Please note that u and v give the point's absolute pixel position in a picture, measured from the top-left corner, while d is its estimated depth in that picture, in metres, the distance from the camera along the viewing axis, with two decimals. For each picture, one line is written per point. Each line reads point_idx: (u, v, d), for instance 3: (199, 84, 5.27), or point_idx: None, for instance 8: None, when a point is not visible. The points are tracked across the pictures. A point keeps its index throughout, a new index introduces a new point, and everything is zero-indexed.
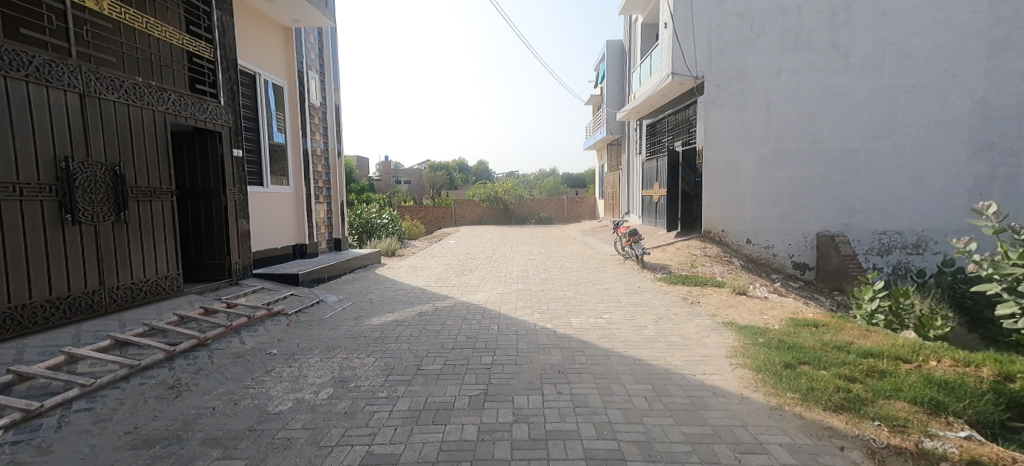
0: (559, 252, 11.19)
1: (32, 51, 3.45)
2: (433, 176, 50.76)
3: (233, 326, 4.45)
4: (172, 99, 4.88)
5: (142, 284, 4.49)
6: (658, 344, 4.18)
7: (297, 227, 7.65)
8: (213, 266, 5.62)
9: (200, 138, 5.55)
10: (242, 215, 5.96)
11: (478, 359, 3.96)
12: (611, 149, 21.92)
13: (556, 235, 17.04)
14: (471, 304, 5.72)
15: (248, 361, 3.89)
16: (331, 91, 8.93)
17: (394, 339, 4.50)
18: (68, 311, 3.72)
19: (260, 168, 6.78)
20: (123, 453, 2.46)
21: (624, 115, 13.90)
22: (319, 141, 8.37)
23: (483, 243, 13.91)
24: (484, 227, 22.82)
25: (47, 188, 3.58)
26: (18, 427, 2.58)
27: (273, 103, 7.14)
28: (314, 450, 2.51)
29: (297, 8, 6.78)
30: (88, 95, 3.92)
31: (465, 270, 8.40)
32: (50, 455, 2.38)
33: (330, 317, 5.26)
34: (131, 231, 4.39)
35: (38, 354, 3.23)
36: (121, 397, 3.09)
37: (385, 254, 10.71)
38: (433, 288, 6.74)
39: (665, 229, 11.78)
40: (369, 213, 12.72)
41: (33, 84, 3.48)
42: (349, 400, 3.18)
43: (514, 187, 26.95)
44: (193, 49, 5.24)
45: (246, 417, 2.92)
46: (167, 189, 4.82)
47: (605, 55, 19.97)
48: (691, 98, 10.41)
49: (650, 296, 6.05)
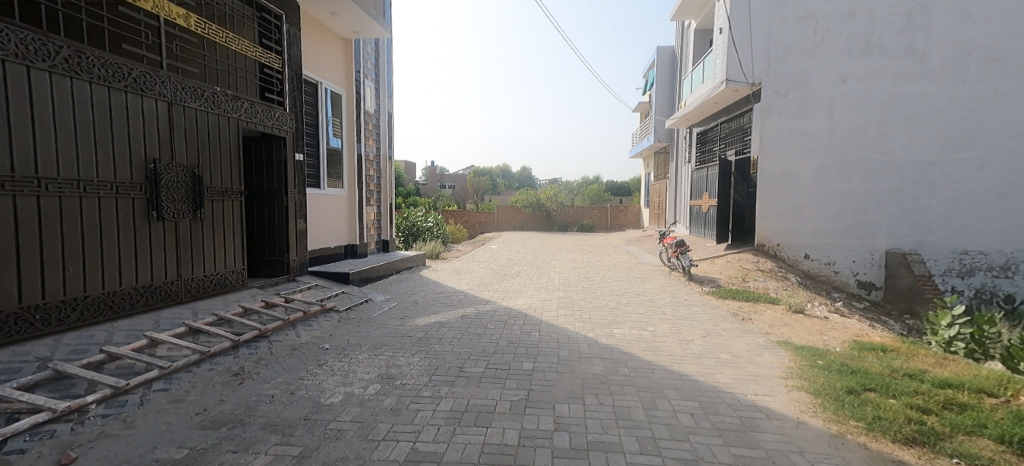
0: (601, 260, 11.04)
1: (131, 64, 3.87)
2: (477, 181, 51.90)
3: (291, 320, 4.71)
4: (245, 107, 5.26)
5: (213, 277, 4.87)
6: (705, 360, 4.03)
7: (349, 228, 8.00)
8: (274, 262, 6.00)
9: (267, 143, 5.93)
10: (301, 215, 6.31)
11: (520, 364, 4.00)
12: (657, 158, 21.40)
13: (599, 243, 16.77)
14: (512, 310, 5.75)
15: (303, 354, 4.11)
16: (385, 99, 9.33)
17: (438, 340, 4.61)
18: (151, 299, 4.10)
19: (318, 171, 7.15)
20: (194, 432, 2.73)
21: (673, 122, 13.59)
22: (372, 147, 8.74)
23: (524, 249, 13.94)
24: (526, 233, 22.93)
25: (139, 187, 3.97)
26: (108, 402, 2.91)
27: (331, 110, 7.50)
28: (362, 442, 2.64)
29: (359, 21, 7.14)
30: (175, 103, 4.32)
31: (507, 275, 8.47)
32: (133, 430, 2.69)
33: (377, 315, 5.46)
34: (205, 228, 4.77)
35: (125, 337, 3.59)
36: (193, 380, 3.37)
37: (429, 257, 11.02)
38: (475, 292, 6.84)
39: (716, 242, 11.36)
40: (414, 216, 13.09)
41: (132, 94, 3.89)
42: (395, 397, 3.31)
43: (557, 193, 26.89)
44: (264, 61, 5.61)
45: (302, 406, 3.12)
46: (237, 190, 5.20)
47: (655, 62, 19.62)
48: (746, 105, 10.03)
49: (698, 309, 5.83)
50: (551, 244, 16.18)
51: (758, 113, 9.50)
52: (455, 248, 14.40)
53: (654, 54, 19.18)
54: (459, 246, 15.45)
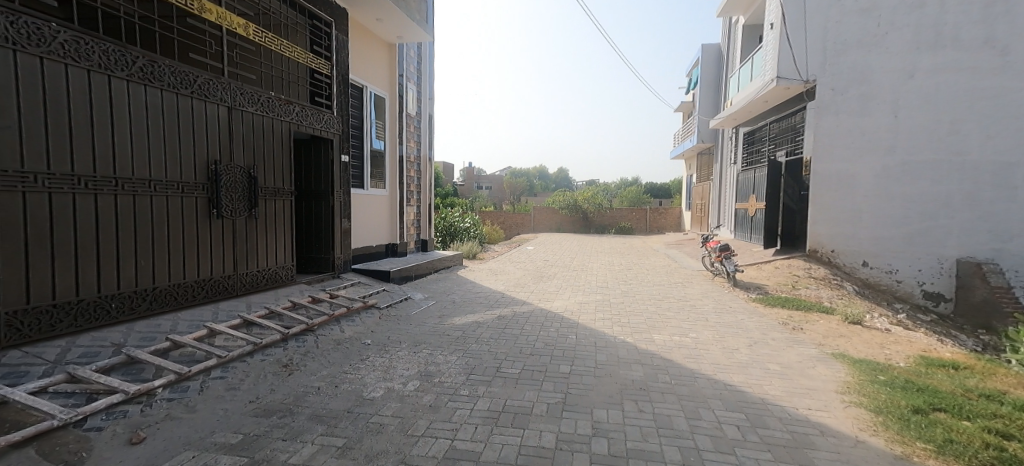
0: (640, 264, 10.82)
1: (196, 72, 4.16)
2: (513, 183, 52.33)
3: (335, 315, 4.89)
4: (297, 111, 5.51)
5: (265, 272, 5.14)
6: (752, 370, 3.85)
7: (390, 227, 8.22)
8: (320, 260, 6.26)
9: (316, 145, 6.19)
10: (346, 215, 6.54)
11: (556, 367, 3.96)
12: (701, 159, 20.73)
13: (637, 246, 16.44)
14: (548, 312, 5.72)
15: (347, 348, 4.25)
16: (426, 102, 9.54)
17: (475, 339, 4.65)
18: (210, 292, 4.40)
19: (362, 172, 7.39)
20: (248, 419, 2.88)
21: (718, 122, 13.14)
22: (413, 149, 8.96)
23: (560, 251, 13.86)
24: (562, 235, 22.83)
25: (202, 187, 4.27)
26: (172, 387, 3.12)
27: (375, 112, 7.74)
28: (403, 437, 2.70)
29: (404, 26, 7.35)
30: (234, 108, 4.60)
31: (543, 277, 8.44)
32: (194, 414, 2.88)
33: (416, 313, 5.58)
34: (259, 226, 5.04)
35: (187, 326, 3.86)
36: (247, 370, 3.56)
37: (466, 257, 11.16)
38: (512, 293, 6.86)
39: (763, 247, 10.88)
40: (452, 216, 13.30)
41: (196, 100, 4.19)
42: (434, 394, 3.37)
43: (594, 195, 26.63)
44: (315, 66, 5.86)
45: (346, 399, 3.23)
46: (288, 190, 5.46)
47: (699, 60, 19.04)
48: (800, 104, 9.58)
49: (743, 317, 5.59)
50: (587, 247, 16.01)
51: (812, 112, 9.04)
52: (491, 248, 14.52)
53: (699, 52, 18.62)
54: (495, 246, 15.57)
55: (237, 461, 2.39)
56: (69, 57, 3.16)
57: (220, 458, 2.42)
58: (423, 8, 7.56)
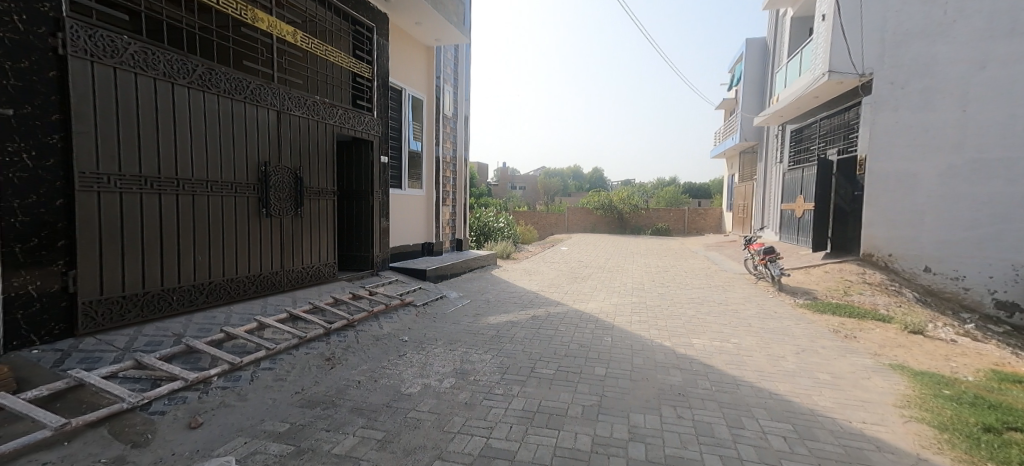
0: (677, 266, 10.53)
1: (249, 78, 4.40)
2: (546, 183, 52.22)
3: (374, 312, 5.03)
4: (340, 114, 5.72)
5: (309, 269, 5.37)
6: (800, 379, 3.67)
7: (426, 227, 8.39)
8: (360, 258, 6.47)
9: (357, 146, 6.40)
10: (385, 214, 6.72)
11: (592, 369, 3.92)
12: (743, 158, 19.96)
13: (674, 248, 16.01)
14: (583, 313, 5.67)
15: (385, 344, 4.37)
16: (462, 103, 9.67)
17: (509, 339, 4.67)
18: (259, 287, 4.65)
19: (400, 173, 7.58)
20: (294, 409, 3.01)
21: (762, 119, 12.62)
22: (449, 149, 9.10)
23: (594, 252, 13.70)
24: (597, 236, 22.58)
25: (253, 187, 4.52)
26: (226, 376, 3.31)
27: (413, 114, 7.91)
28: (440, 433, 2.75)
29: (442, 29, 7.47)
30: (283, 112, 4.83)
31: (577, 278, 8.36)
32: (245, 402, 3.04)
33: (451, 311, 5.67)
34: (305, 224, 5.27)
35: (239, 319, 4.09)
36: (293, 362, 3.73)
37: (500, 257, 11.23)
38: (546, 293, 6.84)
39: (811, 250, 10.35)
40: (486, 216, 13.42)
41: (249, 105, 4.43)
42: (469, 392, 3.41)
43: (630, 196, 26.16)
44: (357, 70, 6.06)
45: (384, 394, 3.32)
46: (331, 190, 5.67)
47: (743, 55, 18.34)
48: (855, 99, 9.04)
49: (790, 323, 5.34)
50: (623, 248, 15.76)
51: (868, 107, 8.49)
52: (525, 248, 14.53)
53: (743, 47, 17.95)
54: (529, 247, 15.59)
55: (285, 450, 2.50)
56: (138, 67, 3.45)
57: (269, 446, 2.55)
58: (460, 10, 7.66)
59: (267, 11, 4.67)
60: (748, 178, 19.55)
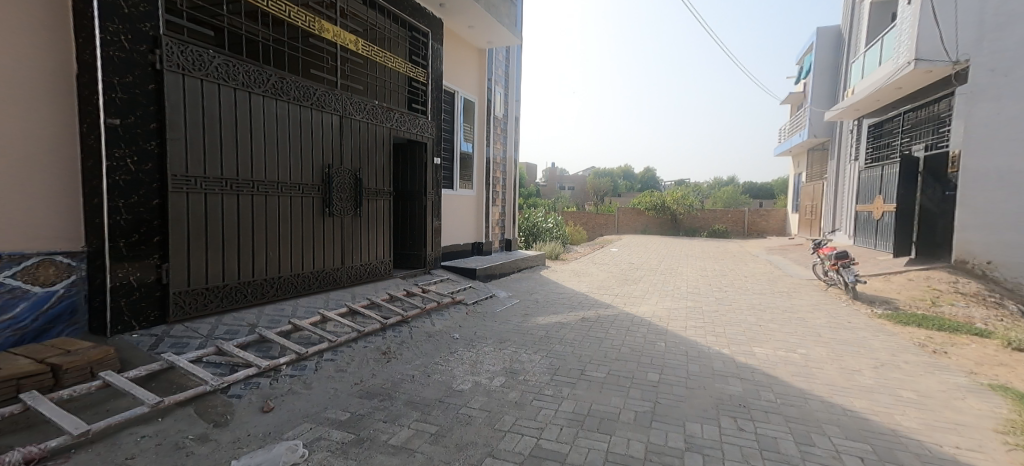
0: (736, 270, 10.01)
1: (316, 86, 4.69)
2: (595, 183, 51.53)
3: (427, 309, 5.19)
4: (397, 117, 5.95)
5: (367, 267, 5.63)
6: (879, 396, 3.37)
7: (476, 227, 8.54)
8: (413, 256, 6.69)
9: (411, 149, 6.62)
10: (437, 215, 6.90)
11: (645, 374, 3.81)
12: (813, 156, 18.61)
13: (733, 251, 15.28)
14: (635, 317, 5.53)
15: (437, 341, 4.49)
16: (512, 104, 9.75)
17: (559, 340, 4.64)
18: (322, 282, 4.94)
19: (452, 174, 7.76)
20: (354, 399, 3.17)
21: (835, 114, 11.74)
22: (499, 150, 9.21)
23: (646, 254, 13.34)
24: (648, 237, 21.97)
25: (318, 188, 4.80)
26: (293, 364, 3.54)
27: (465, 116, 8.08)
28: (491, 431, 2.78)
29: (495, 31, 7.57)
30: (345, 116, 5.09)
31: (628, 280, 8.17)
32: (310, 390, 3.24)
33: (501, 311, 5.73)
34: (364, 223, 5.53)
35: (304, 311, 4.37)
36: (352, 354, 3.92)
37: (549, 257, 11.21)
38: (596, 295, 6.74)
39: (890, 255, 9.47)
40: (534, 217, 13.46)
41: (316, 110, 4.72)
42: (519, 392, 3.43)
43: (685, 196, 25.19)
44: (412, 75, 6.28)
45: (437, 389, 3.41)
46: (388, 191, 5.91)
47: (813, 45, 17.14)
48: (946, 89, 8.24)
49: (866, 334, 4.92)
50: (677, 250, 15.22)
51: (960, 99, 7.74)
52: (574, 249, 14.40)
53: (813, 37, 16.77)
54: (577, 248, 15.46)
55: (346, 438, 2.64)
56: (221, 79, 3.77)
57: (331, 432, 2.69)
58: (512, 12, 7.74)
59: (332, 21, 4.94)
60: (817, 177, 18.20)
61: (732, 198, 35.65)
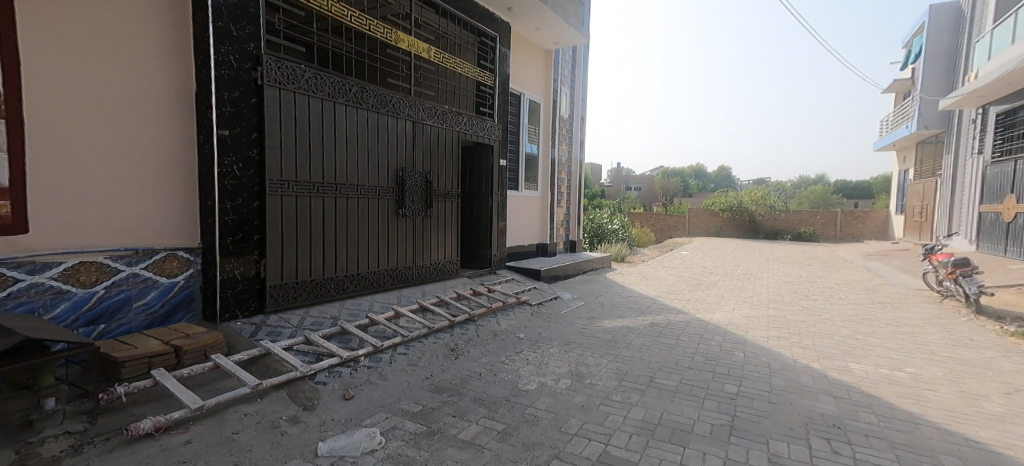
0: (828, 277, 9.12)
1: (392, 93, 4.96)
2: (662, 182, 49.85)
3: (493, 308, 5.28)
4: (465, 121, 6.13)
5: (436, 265, 5.86)
6: (1013, 427, 2.89)
7: (540, 228, 8.58)
8: (479, 256, 6.86)
9: (479, 151, 6.79)
10: (502, 216, 7.02)
11: (721, 385, 3.59)
12: (924, 150, 16.45)
13: (822, 256, 13.97)
14: (709, 324, 5.23)
15: (503, 340, 4.56)
16: (578, 104, 9.67)
17: (626, 345, 4.52)
18: (395, 279, 5.22)
19: (517, 175, 7.86)
20: (425, 392, 3.30)
21: (953, 101, 10.30)
22: (564, 151, 9.17)
23: (720, 257, 12.59)
24: (722, 240, 20.77)
25: (393, 190, 5.08)
26: (370, 356, 3.76)
27: (530, 117, 8.14)
28: (557, 433, 2.76)
29: (561, 31, 7.55)
30: (418, 122, 5.34)
31: (701, 285, 7.75)
32: (385, 381, 3.43)
33: (566, 313, 5.69)
34: (434, 224, 5.77)
35: (380, 307, 4.64)
36: (423, 349, 4.09)
37: (615, 259, 10.97)
38: (666, 299, 6.47)
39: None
40: (600, 218, 13.24)
41: (392, 117, 4.99)
42: (585, 395, 3.37)
43: (765, 195, 23.45)
44: (480, 79, 6.44)
45: (504, 388, 3.46)
46: (456, 193, 6.11)
47: (925, 25, 15.16)
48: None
49: (995, 355, 4.25)
50: (756, 254, 14.22)
51: None
52: (641, 252, 13.96)
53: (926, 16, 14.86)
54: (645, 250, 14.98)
55: (419, 429, 2.75)
56: (311, 90, 4.11)
57: (405, 423, 2.83)
58: (579, 11, 7.67)
59: (407, 32, 5.21)
60: (929, 173, 16.07)
61: (820, 197, 32.57)
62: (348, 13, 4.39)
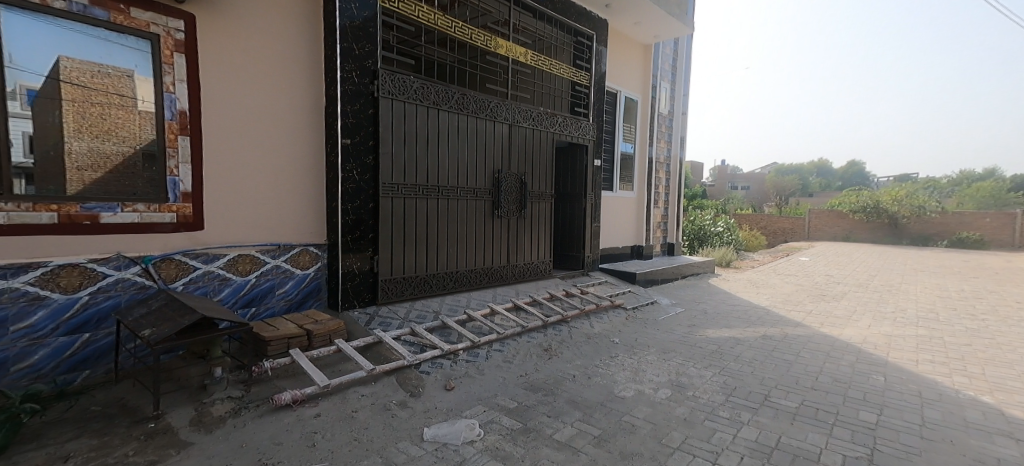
0: (1003, 292, 7.47)
1: (490, 98, 5.15)
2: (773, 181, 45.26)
3: (586, 311, 5.21)
4: (560, 122, 6.14)
5: (530, 265, 5.95)
6: None
7: (636, 229, 8.29)
8: (572, 257, 6.82)
9: (573, 152, 6.75)
10: (596, 217, 6.90)
11: (855, 412, 3.12)
12: None
13: (994, 267, 11.49)
14: (838, 341, 4.60)
15: (597, 343, 4.47)
16: (679, 99, 9.17)
17: (735, 358, 4.15)
18: (491, 278, 5.42)
19: (612, 176, 7.68)
20: (520, 390, 3.36)
21: None
22: (663, 149, 8.77)
23: (850, 265, 11.02)
24: (852, 245, 18.20)
25: (489, 192, 5.27)
26: (468, 351, 3.93)
27: (626, 115, 7.90)
28: (657, 445, 2.62)
29: (662, 24, 7.20)
30: (515, 125, 5.47)
31: (827, 296, 6.85)
32: (482, 376, 3.56)
33: (664, 319, 5.41)
34: (528, 224, 5.87)
35: (477, 304, 4.83)
36: (517, 347, 4.17)
37: (720, 265, 10.19)
38: (782, 310, 5.83)
39: None
40: (702, 220, 12.40)
41: (490, 121, 5.18)
42: (688, 408, 3.16)
43: (912, 195, 20.10)
44: (576, 79, 6.41)
45: (599, 392, 3.38)
46: (550, 194, 6.15)
47: None
48: None
49: None
50: (898, 262, 12.19)
51: None
52: (751, 257, 12.78)
53: None
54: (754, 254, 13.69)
55: (515, 425, 2.80)
56: (419, 100, 4.43)
57: (502, 418, 2.90)
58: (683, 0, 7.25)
59: (506, 37, 5.38)
60: None
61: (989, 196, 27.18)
62: (452, 25, 4.67)
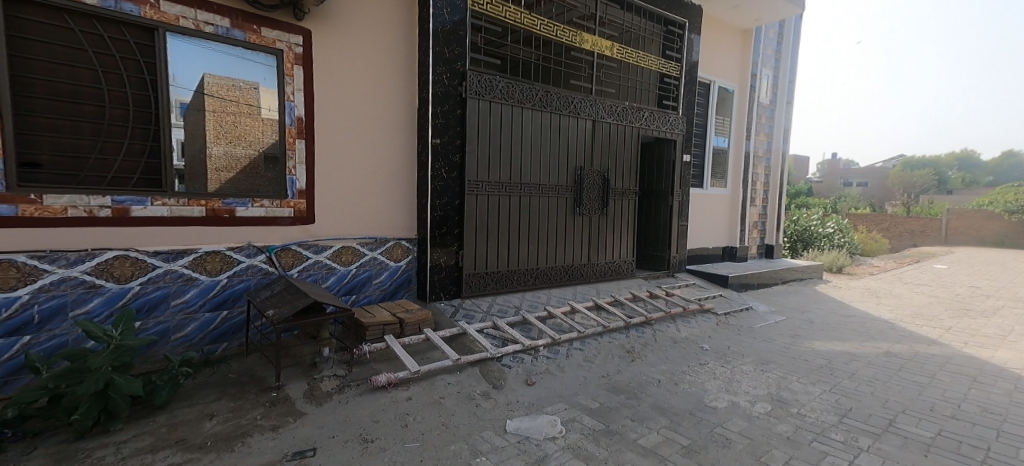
0: None
1: (574, 94, 5.11)
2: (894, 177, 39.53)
3: (671, 313, 4.97)
4: (646, 116, 5.90)
5: (612, 265, 5.82)
6: None
7: (729, 229, 7.73)
8: (657, 257, 6.55)
9: (658, 147, 6.46)
10: (684, 216, 6.55)
11: (1012, 450, 2.61)
12: None
13: None
14: (988, 365, 3.88)
15: (685, 349, 4.24)
16: (783, 87, 8.35)
17: (849, 375, 3.69)
18: (572, 276, 5.39)
19: (702, 172, 7.22)
20: (602, 390, 3.29)
21: None
22: (762, 143, 8.06)
23: (1004, 276, 9.25)
24: (1006, 253, 15.28)
25: (571, 189, 5.24)
26: (549, 348, 3.94)
27: (719, 107, 7.38)
28: (756, 462, 2.42)
29: (765, 5, 6.61)
30: (598, 120, 5.37)
31: (971, 311, 5.82)
32: (563, 373, 3.54)
33: (762, 327, 4.97)
34: (610, 222, 5.73)
35: (557, 301, 4.83)
36: (598, 347, 4.10)
37: (828, 270, 9.15)
38: (911, 325, 5.07)
39: None
40: (808, 220, 11.22)
41: (574, 118, 5.14)
42: (791, 426, 2.87)
43: None
44: (664, 71, 6.11)
45: (688, 400, 3.20)
46: (634, 191, 5.95)
47: None
48: None
49: None
50: None
51: None
52: (869, 263, 11.28)
53: None
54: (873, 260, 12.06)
55: (597, 426, 2.75)
56: (504, 99, 4.52)
57: (584, 417, 2.86)
58: None
59: (591, 32, 5.30)
60: None
61: None
62: (538, 23, 4.70)
